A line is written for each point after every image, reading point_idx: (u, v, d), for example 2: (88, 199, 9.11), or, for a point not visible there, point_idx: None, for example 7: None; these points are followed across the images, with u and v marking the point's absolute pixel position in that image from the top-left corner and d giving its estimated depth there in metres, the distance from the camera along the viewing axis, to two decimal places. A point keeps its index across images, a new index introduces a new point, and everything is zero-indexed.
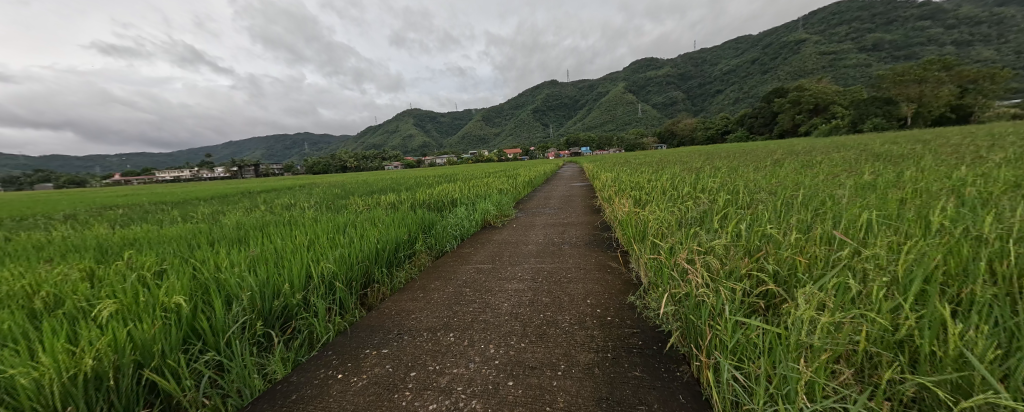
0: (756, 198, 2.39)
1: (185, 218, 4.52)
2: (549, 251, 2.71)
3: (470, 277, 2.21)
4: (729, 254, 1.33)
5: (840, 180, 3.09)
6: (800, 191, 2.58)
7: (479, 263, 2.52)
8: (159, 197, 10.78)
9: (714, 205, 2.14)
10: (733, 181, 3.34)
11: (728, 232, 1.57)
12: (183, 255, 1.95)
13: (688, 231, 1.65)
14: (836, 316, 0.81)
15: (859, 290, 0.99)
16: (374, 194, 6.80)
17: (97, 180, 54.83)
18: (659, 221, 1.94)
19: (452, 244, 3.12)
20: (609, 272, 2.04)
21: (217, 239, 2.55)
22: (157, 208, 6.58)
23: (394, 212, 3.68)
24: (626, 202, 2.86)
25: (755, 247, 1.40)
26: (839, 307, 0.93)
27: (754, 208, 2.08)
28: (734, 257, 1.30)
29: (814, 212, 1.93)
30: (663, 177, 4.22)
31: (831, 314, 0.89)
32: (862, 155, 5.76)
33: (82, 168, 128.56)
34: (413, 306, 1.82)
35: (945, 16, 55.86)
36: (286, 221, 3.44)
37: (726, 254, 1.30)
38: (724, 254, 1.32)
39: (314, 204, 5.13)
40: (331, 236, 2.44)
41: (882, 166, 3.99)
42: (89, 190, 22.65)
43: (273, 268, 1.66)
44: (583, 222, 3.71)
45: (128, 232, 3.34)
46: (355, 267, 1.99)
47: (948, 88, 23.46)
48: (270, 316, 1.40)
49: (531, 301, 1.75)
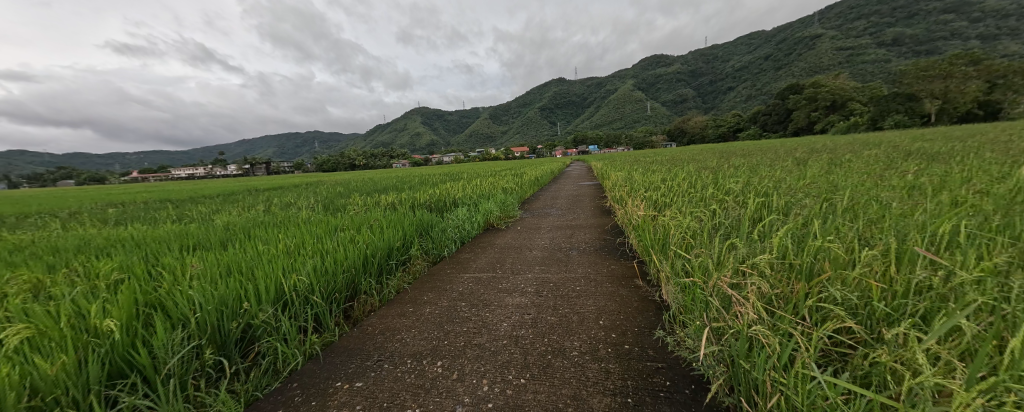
0: (791, 202, 2.11)
1: (182, 217, 4.42)
2: (555, 258, 2.46)
3: (468, 288, 1.99)
4: (782, 276, 1.07)
5: (882, 181, 2.80)
6: (840, 194, 2.30)
7: (477, 272, 2.29)
8: (166, 195, 10.84)
9: (746, 211, 1.87)
10: (758, 182, 3.05)
11: (772, 245, 1.31)
12: (151, 262, 1.79)
13: (722, 245, 1.41)
14: (987, 390, 0.53)
15: (992, 338, 0.71)
16: (375, 192, 6.62)
17: (115, 177, 56.38)
18: (685, 227, 1.69)
19: (451, 248, 2.91)
20: (623, 287, 1.78)
21: (200, 243, 2.42)
22: (162, 205, 6.55)
23: (391, 213, 3.49)
24: (641, 205, 2.60)
25: (814, 266, 1.13)
26: (966, 362, 0.66)
27: (793, 215, 1.82)
28: (791, 280, 1.04)
29: (868, 221, 1.64)
30: (678, 177, 3.95)
31: (964, 378, 0.62)
32: (894, 152, 5.35)
33: (101, 166, 132.40)
34: (400, 324, 1.59)
35: (969, 10, 53.73)
36: (280, 221, 3.29)
37: (777, 276, 1.05)
38: (774, 276, 1.07)
39: (312, 203, 4.99)
40: (319, 241, 2.26)
41: (920, 164, 3.68)
42: (101, 188, 22.92)
43: (240, 282, 1.46)
44: (592, 225, 3.48)
45: (118, 232, 3.21)
46: (339, 277, 1.79)
47: (975, 83, 22.41)
48: (225, 340, 1.18)
49: (534, 321, 1.51)
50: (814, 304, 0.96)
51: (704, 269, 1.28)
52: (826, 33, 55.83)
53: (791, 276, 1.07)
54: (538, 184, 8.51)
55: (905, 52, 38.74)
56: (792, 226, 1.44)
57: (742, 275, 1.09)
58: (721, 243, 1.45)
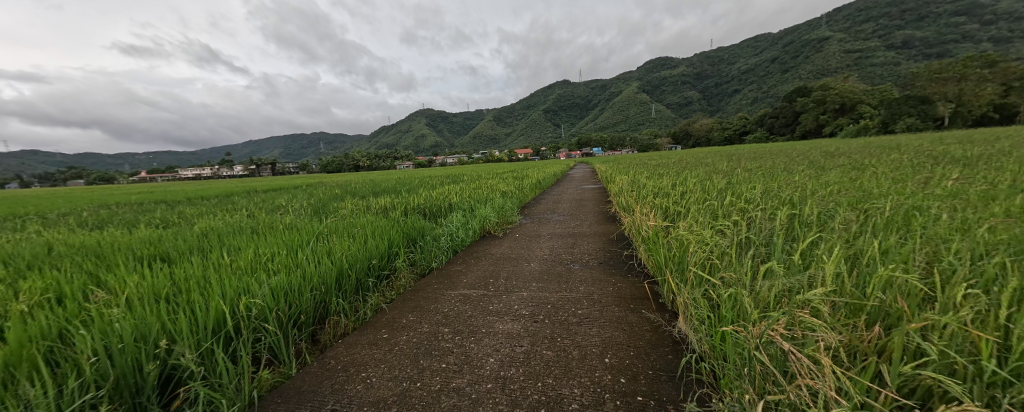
0: (826, 213, 1.84)
1: (166, 220, 4.24)
2: (554, 273, 2.21)
3: (453, 310, 1.75)
4: (844, 318, 0.82)
5: (916, 188, 2.55)
6: (879, 205, 2.02)
7: (466, 289, 2.04)
8: (163, 195, 10.72)
9: (775, 224, 1.61)
10: (778, 189, 2.78)
11: (820, 270, 1.05)
12: (92, 280, 1.58)
13: (757, 270, 1.16)
14: None
15: None
16: (371, 195, 6.42)
17: (124, 177, 57.23)
18: (705, 243, 1.44)
19: (441, 259, 2.68)
20: (633, 314, 1.51)
21: (166, 252, 2.23)
22: (153, 207, 6.40)
23: (380, 219, 3.28)
24: (651, 214, 2.35)
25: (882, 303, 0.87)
26: None
27: (832, 229, 1.57)
28: (861, 327, 0.78)
29: (928, 239, 1.37)
30: (688, 182, 3.68)
31: None
32: (918, 157, 5.04)
33: (112, 165, 134.65)
34: (368, 357, 1.34)
35: (981, 13, 52.86)
36: (261, 227, 3.07)
37: (844, 320, 0.78)
38: (833, 321, 0.81)
39: (303, 206, 4.79)
40: (293, 251, 2.04)
41: (950, 170, 3.43)
42: (107, 187, 23.05)
43: (179, 309, 1.24)
44: (595, 233, 3.23)
45: (88, 237, 3.02)
46: (306, 296, 1.57)
47: (990, 86, 21.85)
48: (140, 388, 0.95)
49: (527, 356, 1.26)
50: (905, 368, 0.69)
51: (739, 304, 1.03)
52: (833, 36, 55.20)
53: (858, 320, 0.82)
54: (540, 187, 8.29)
55: (915, 55, 38.11)
56: (840, 246, 1.18)
57: (792, 317, 0.83)
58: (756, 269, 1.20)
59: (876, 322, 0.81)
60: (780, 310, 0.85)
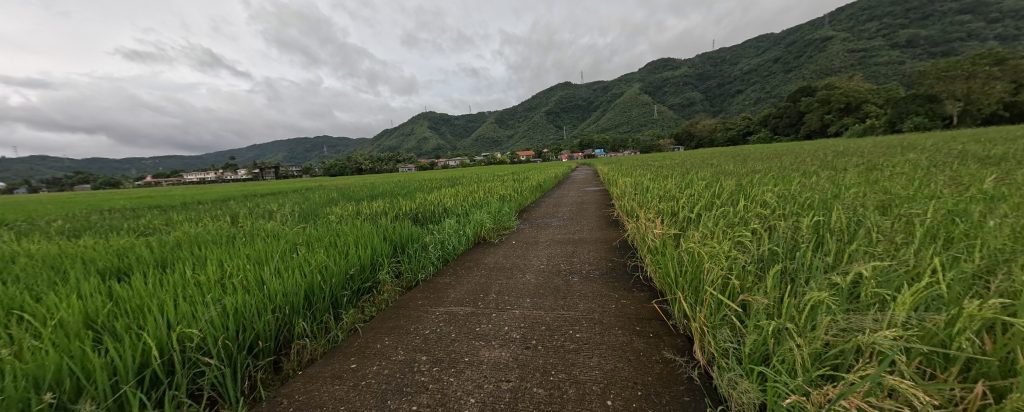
0: (859, 219, 1.61)
1: (150, 227, 4.09)
2: (551, 287, 1.99)
3: (435, 332, 1.54)
4: (936, 389, 0.61)
5: (944, 189, 2.35)
6: (918, 209, 1.78)
7: (453, 306, 1.84)
8: (161, 200, 10.65)
9: (801, 233, 1.40)
10: (795, 192, 2.54)
11: (884, 305, 0.83)
12: (22, 300, 1.40)
13: (795, 300, 0.96)
14: None
15: None
16: (367, 199, 6.29)
17: (132, 181, 58.18)
18: (722, 255, 1.24)
19: (430, 270, 2.48)
20: (639, 341, 1.30)
21: (128, 266, 2.06)
22: (147, 212, 6.32)
23: (367, 225, 3.10)
24: (658, 221, 2.14)
25: (980, 357, 0.66)
26: None
27: (868, 240, 1.37)
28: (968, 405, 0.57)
29: (1001, 254, 1.12)
30: (694, 184, 3.46)
31: None
32: (936, 156, 4.81)
33: (119, 170, 136.36)
34: (327, 396, 1.14)
35: (987, 11, 52.35)
36: (241, 235, 2.90)
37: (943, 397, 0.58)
38: (923, 390, 0.61)
39: (293, 211, 4.65)
40: (264, 262, 1.86)
41: (975, 169, 3.22)
42: (113, 192, 23.22)
43: (97, 345, 1.04)
44: (597, 239, 3.03)
45: (60, 247, 2.87)
46: (268, 319, 1.39)
47: (999, 84, 21.53)
48: None
49: (512, 396, 1.05)
50: None
51: (781, 349, 0.83)
52: (836, 36, 54.86)
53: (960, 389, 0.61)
54: (541, 190, 8.17)
55: (920, 53, 37.70)
56: (903, 271, 0.95)
57: (866, 386, 0.63)
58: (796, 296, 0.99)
59: (982, 392, 0.60)
60: (854, 374, 0.64)
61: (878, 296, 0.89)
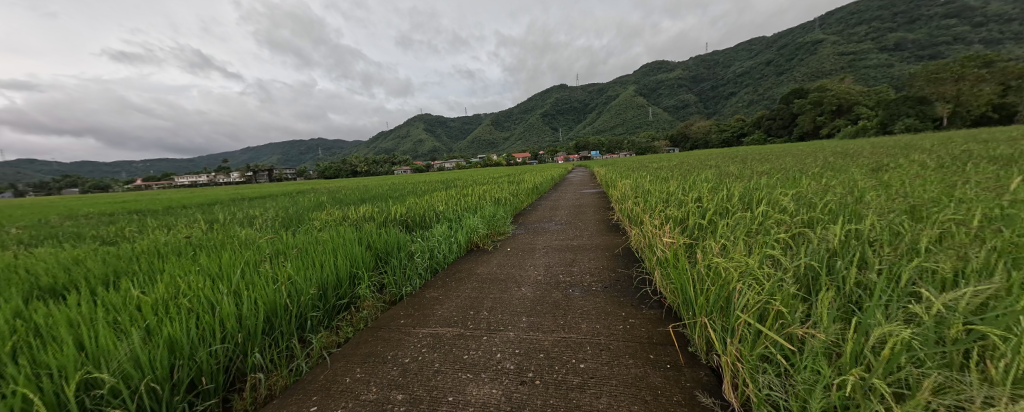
0: (896, 230, 1.43)
1: (118, 234, 3.82)
2: (550, 303, 1.79)
3: (416, 361, 1.33)
4: None
5: (967, 191, 2.22)
6: (966, 216, 1.57)
7: (438, 327, 1.62)
8: (144, 205, 10.29)
9: (835, 245, 1.22)
10: (812, 196, 2.35)
11: (990, 352, 0.64)
12: None
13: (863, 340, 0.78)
14: None
15: None
16: (355, 203, 6.04)
17: (122, 184, 57.28)
18: (755, 275, 1.06)
19: (416, 282, 2.26)
20: (656, 373, 1.10)
21: (71, 281, 1.83)
22: (122, 218, 6.00)
23: (351, 232, 2.89)
24: (667, 229, 1.95)
25: None
26: None
27: (918, 255, 1.19)
28: None
29: None
30: (698, 187, 3.28)
31: None
32: (940, 157, 4.71)
33: (109, 173, 134.06)
34: None
35: (972, 15, 53.44)
36: (212, 244, 2.66)
37: None
38: None
39: (275, 216, 4.40)
40: (225, 278, 1.65)
41: (988, 170, 3.11)
42: (106, 196, 22.91)
43: None
44: (597, 246, 2.84)
45: (13, 257, 2.62)
46: (218, 349, 1.18)
47: (988, 86, 21.83)
48: None
49: None
50: None
51: None
52: (827, 39, 55.71)
53: None
54: (536, 192, 8.02)
55: (908, 56, 38.41)
56: (1002, 302, 0.75)
57: None
58: (860, 334, 0.81)
59: None
60: None
61: (977, 337, 0.70)
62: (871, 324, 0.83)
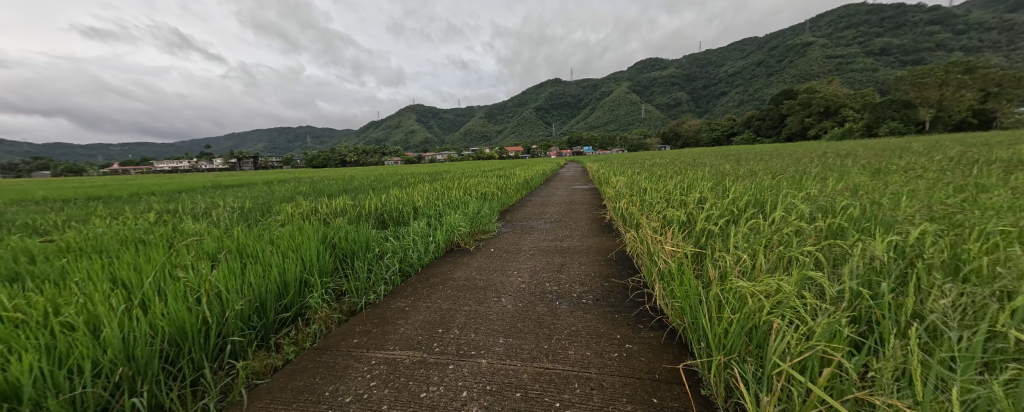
0: (938, 245, 1.21)
1: (50, 224, 3.39)
2: (534, 320, 1.52)
3: (358, 402, 1.04)
4: None
5: (992, 198, 2.03)
6: (1008, 227, 1.37)
7: (396, 351, 1.34)
8: (104, 190, 9.58)
9: (873, 263, 1.00)
10: (824, 199, 2.14)
11: None
12: None
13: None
14: None
15: None
16: (330, 194, 5.66)
17: (94, 168, 54.69)
18: (790, 301, 0.80)
19: (381, 291, 1.96)
20: None
21: None
22: (71, 205, 5.48)
23: (313, 227, 2.59)
24: (668, 234, 1.70)
25: None
26: None
27: (981, 279, 0.95)
28: None
29: None
30: (697, 186, 3.05)
31: None
32: (934, 160, 4.62)
33: (83, 156, 128.32)
34: None
35: (955, 22, 54.77)
36: (146, 240, 2.32)
37: None
38: None
39: (236, 208, 4.02)
40: (128, 289, 1.36)
41: (997, 174, 2.96)
42: (74, 180, 21.69)
43: None
44: (588, 249, 2.60)
45: None
46: (84, 392, 0.89)
47: (968, 92, 22.40)
48: None
49: None
50: None
51: None
52: (816, 41, 56.53)
53: None
54: (527, 187, 7.78)
55: (892, 62, 39.27)
56: None
57: None
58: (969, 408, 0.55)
59: None
60: None
61: None
62: (981, 394, 0.57)
